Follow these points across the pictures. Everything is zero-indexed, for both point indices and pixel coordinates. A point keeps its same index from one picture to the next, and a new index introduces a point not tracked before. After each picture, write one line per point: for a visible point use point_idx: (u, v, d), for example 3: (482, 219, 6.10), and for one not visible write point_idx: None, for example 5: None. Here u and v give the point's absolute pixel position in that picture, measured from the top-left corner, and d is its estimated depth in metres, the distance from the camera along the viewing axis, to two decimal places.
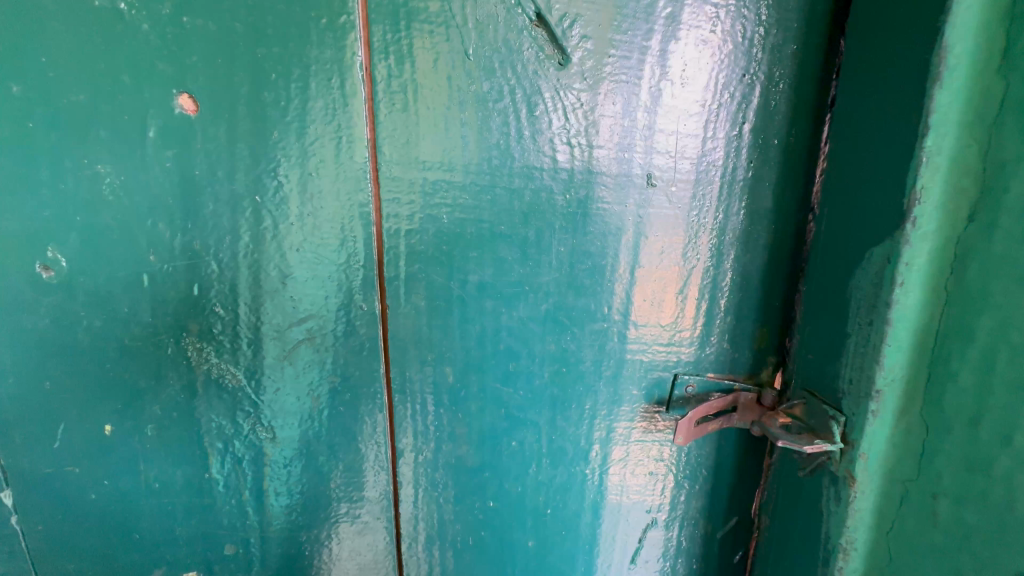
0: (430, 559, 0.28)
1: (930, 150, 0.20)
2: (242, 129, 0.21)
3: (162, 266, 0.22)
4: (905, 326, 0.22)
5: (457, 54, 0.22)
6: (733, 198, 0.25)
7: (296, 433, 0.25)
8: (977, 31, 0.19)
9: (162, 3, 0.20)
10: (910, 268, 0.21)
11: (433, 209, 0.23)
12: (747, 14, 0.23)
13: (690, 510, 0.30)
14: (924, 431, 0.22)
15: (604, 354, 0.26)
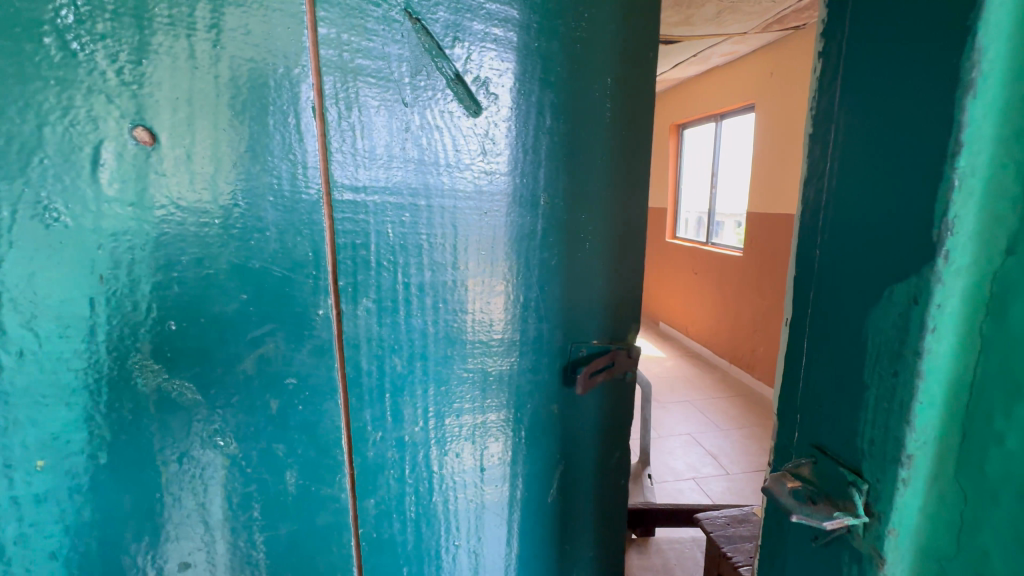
0: (377, 530, 0.43)
1: (962, 171, 0.19)
2: (202, 156, 0.33)
3: (112, 321, 0.32)
4: (938, 379, 0.21)
5: (399, 100, 0.37)
6: (576, 209, 0.47)
7: (241, 428, 0.37)
8: (1013, 32, 0.17)
9: (123, 51, 0.30)
10: (942, 310, 0.20)
11: (384, 226, 0.39)
12: (584, 88, 0.45)
13: (574, 444, 0.52)
14: (959, 500, 0.22)
15: (501, 322, 0.45)
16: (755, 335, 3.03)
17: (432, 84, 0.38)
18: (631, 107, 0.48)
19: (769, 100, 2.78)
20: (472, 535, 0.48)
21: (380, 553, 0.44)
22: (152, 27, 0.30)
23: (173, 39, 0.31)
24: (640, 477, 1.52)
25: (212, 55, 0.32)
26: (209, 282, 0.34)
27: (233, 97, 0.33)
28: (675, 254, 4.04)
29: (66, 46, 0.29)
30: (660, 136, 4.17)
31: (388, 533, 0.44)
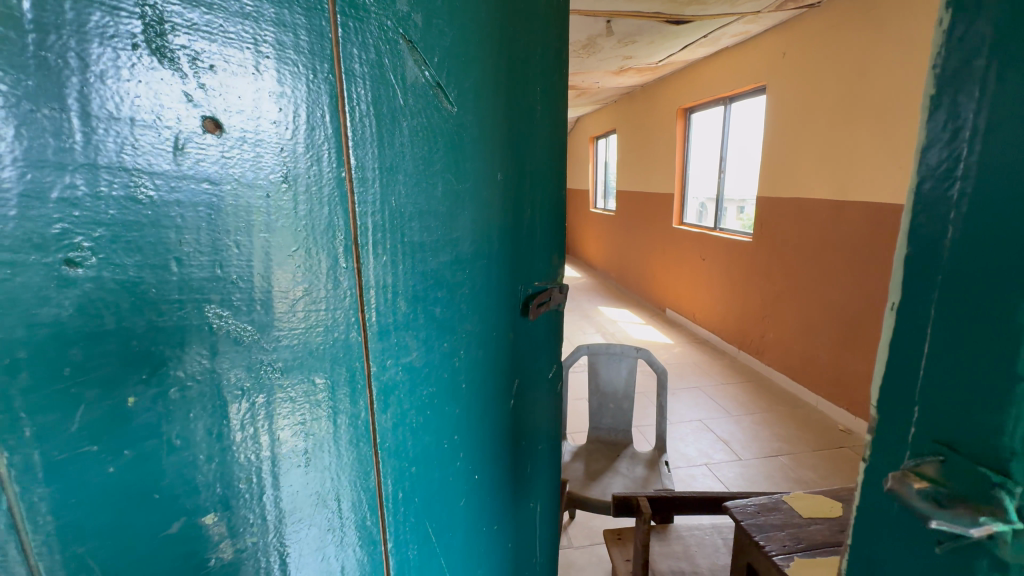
0: (393, 443, 0.53)
1: None
2: (259, 146, 0.38)
3: (190, 267, 0.36)
4: None
5: (394, 100, 0.47)
6: (510, 184, 0.65)
7: (291, 364, 0.43)
8: None
9: (198, 60, 0.34)
10: None
11: (389, 196, 0.48)
12: (516, 100, 0.65)
13: (524, 359, 0.75)
14: None
15: (463, 270, 0.59)
16: (763, 321, 3.02)
17: (416, 87, 0.49)
18: (538, 119, 0.71)
19: (780, 82, 2.74)
20: (455, 442, 0.61)
21: (395, 468, 0.53)
22: (223, 36, 0.35)
23: (237, 48, 0.36)
24: (657, 464, 1.52)
25: (264, 60, 0.37)
26: (264, 237, 0.40)
27: (284, 98, 0.39)
28: (682, 241, 4.02)
29: (154, 53, 0.32)
30: (666, 121, 4.13)
31: (400, 448, 0.54)
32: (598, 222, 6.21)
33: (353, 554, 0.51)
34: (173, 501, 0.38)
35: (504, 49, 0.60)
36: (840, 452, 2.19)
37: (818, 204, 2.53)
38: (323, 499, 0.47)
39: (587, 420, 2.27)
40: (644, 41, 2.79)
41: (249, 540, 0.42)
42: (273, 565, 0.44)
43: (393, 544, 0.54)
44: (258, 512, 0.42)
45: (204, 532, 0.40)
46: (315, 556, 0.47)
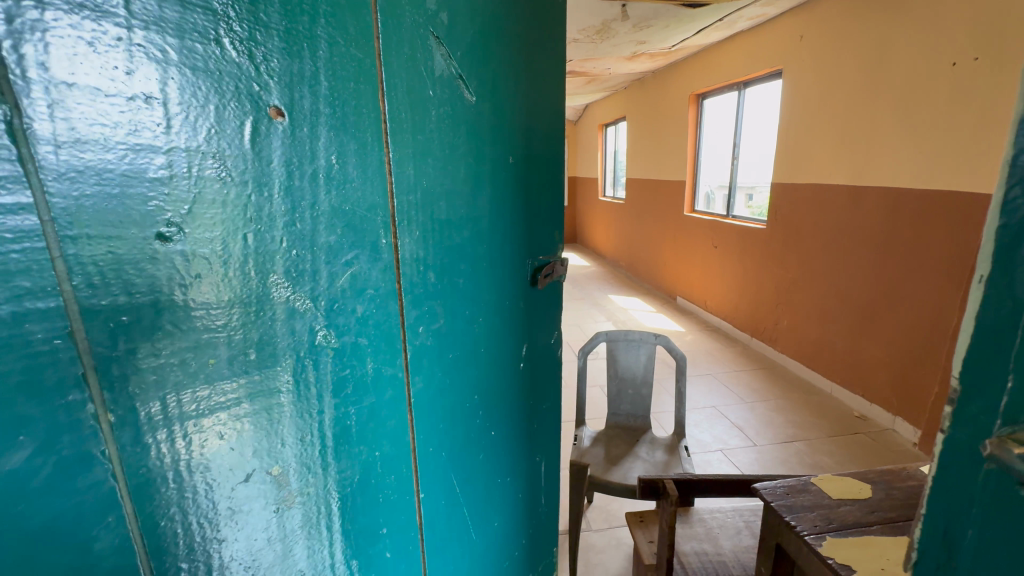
0: (428, 405, 0.57)
1: None
2: (318, 130, 0.41)
3: (258, 240, 0.39)
4: None
5: (427, 89, 0.51)
6: (526, 166, 0.69)
7: (342, 331, 0.47)
8: None
9: (264, 55, 0.37)
10: None
11: (422, 176, 0.51)
12: (531, 86, 0.68)
13: (537, 331, 0.78)
14: None
15: (484, 247, 0.63)
16: (777, 308, 3.01)
17: (444, 78, 0.53)
18: (553, 103, 0.74)
19: (796, 66, 2.70)
20: (479, 407, 0.66)
21: (428, 430, 0.58)
22: (288, 32, 0.38)
23: (298, 43, 0.39)
24: (676, 448, 1.54)
25: (320, 53, 0.40)
26: (321, 214, 0.43)
27: (339, 88, 0.42)
28: (694, 228, 3.99)
29: (232, 49, 0.35)
30: (678, 108, 4.08)
31: (431, 409, 0.58)
32: (607, 210, 6.17)
33: (391, 506, 0.55)
34: (244, 457, 0.41)
35: (516, 37, 0.63)
36: (856, 438, 2.20)
37: (834, 190, 2.51)
38: (367, 456, 0.51)
39: (606, 408, 2.29)
40: (659, 25, 2.75)
41: (308, 494, 0.46)
42: (326, 517, 0.48)
43: (422, 493, 0.58)
44: (315, 468, 0.47)
45: (272, 486, 0.44)
46: (360, 508, 0.51)
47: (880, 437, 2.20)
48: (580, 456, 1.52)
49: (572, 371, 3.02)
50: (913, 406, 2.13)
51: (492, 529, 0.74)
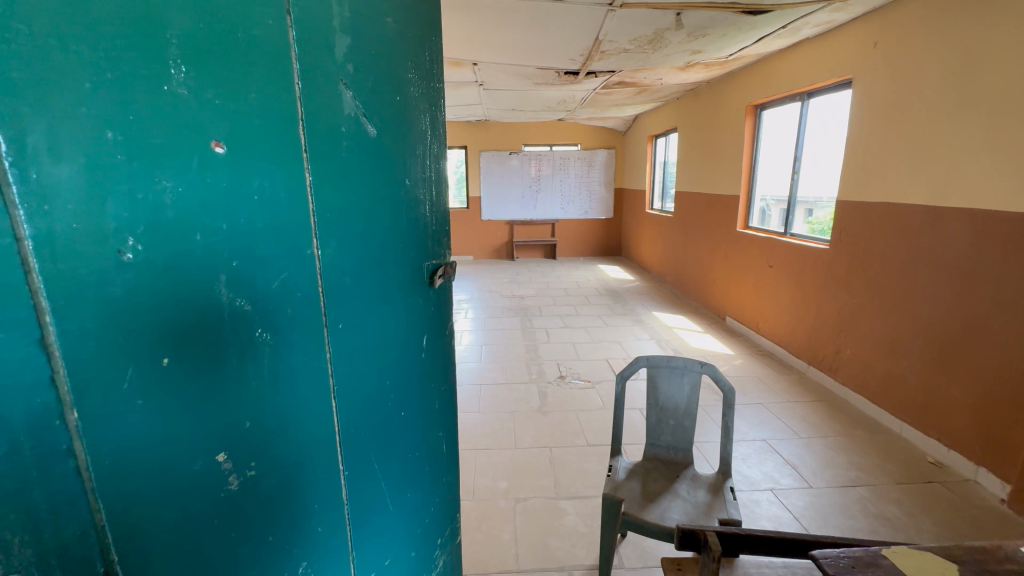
0: (349, 385, 0.73)
1: None
2: (249, 159, 0.56)
3: (206, 260, 0.54)
4: None
5: (337, 121, 0.67)
6: (420, 187, 0.92)
7: (277, 331, 0.62)
8: None
9: (206, 92, 0.52)
10: None
11: (336, 197, 0.68)
12: (421, 128, 0.91)
13: (432, 325, 1.01)
14: None
15: (389, 255, 0.81)
16: (840, 334, 2.77)
17: (351, 112, 0.69)
18: (436, 139, 0.99)
19: (873, 74, 2.47)
20: (392, 390, 0.85)
21: (349, 403, 0.74)
22: (223, 80, 0.53)
23: (233, 88, 0.54)
24: (722, 490, 1.42)
25: (252, 98, 0.55)
26: (256, 231, 0.58)
27: (270, 123, 0.57)
28: (748, 246, 3.78)
29: (176, 90, 0.49)
30: (733, 119, 3.90)
31: (354, 394, 0.75)
32: (655, 223, 5.96)
33: (322, 477, 0.70)
34: (193, 450, 0.56)
35: (399, 84, 0.81)
36: (930, 487, 1.96)
37: (913, 211, 2.28)
38: (302, 435, 0.67)
39: (645, 433, 2.19)
40: (716, 34, 2.64)
41: (250, 470, 0.61)
42: (264, 487, 0.63)
43: (347, 473, 0.74)
44: (251, 450, 0.61)
45: (218, 467, 0.58)
46: (293, 478, 0.66)
47: (959, 488, 1.95)
48: (613, 490, 1.42)
49: (612, 392, 2.89)
50: (999, 455, 1.88)
51: (407, 500, 0.93)
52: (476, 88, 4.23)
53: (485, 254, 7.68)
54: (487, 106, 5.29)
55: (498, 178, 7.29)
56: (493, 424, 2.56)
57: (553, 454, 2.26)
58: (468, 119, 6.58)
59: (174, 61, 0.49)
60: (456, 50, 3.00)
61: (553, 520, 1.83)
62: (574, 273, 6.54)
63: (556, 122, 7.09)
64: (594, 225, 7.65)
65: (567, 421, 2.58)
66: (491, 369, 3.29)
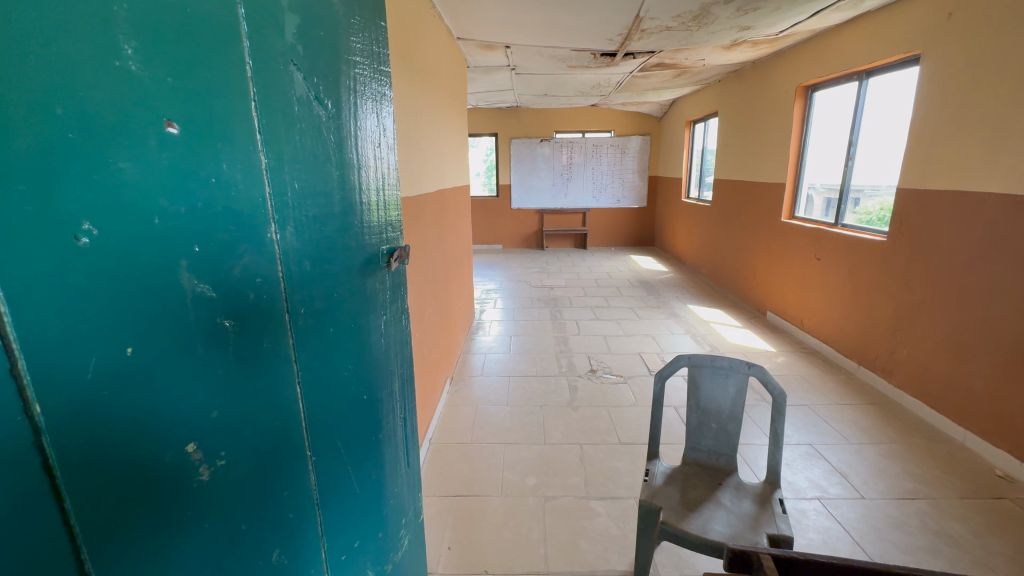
0: (313, 375, 0.65)
1: None
2: (209, 147, 0.48)
3: (168, 254, 0.45)
4: None
5: (291, 99, 0.58)
6: (380, 165, 0.84)
7: (241, 313, 0.53)
8: None
9: (161, 74, 0.43)
10: None
11: (293, 181, 0.59)
12: (378, 101, 0.83)
13: (396, 309, 0.93)
14: None
15: (350, 237, 0.73)
16: (895, 334, 2.58)
17: (305, 94, 0.61)
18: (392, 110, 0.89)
19: (946, 49, 2.24)
20: (357, 376, 0.77)
21: (314, 395, 0.65)
22: (179, 62, 0.44)
23: (190, 71, 0.45)
24: (769, 501, 1.31)
25: (212, 81, 0.48)
26: (219, 221, 0.50)
27: (227, 105, 0.49)
28: (794, 238, 3.55)
29: (128, 68, 0.41)
30: (781, 101, 3.66)
31: (317, 386, 0.66)
32: (691, 212, 5.75)
33: (291, 470, 0.62)
34: (166, 445, 0.46)
35: (348, 56, 0.71)
36: (999, 503, 1.80)
37: (989, 201, 2.05)
38: (270, 426, 0.58)
39: (683, 434, 2.08)
40: (768, 8, 2.46)
41: (221, 459, 0.51)
42: (237, 479, 0.53)
43: (315, 458, 0.66)
44: (221, 444, 0.51)
45: (188, 458, 0.48)
46: (263, 467, 0.57)
47: None
48: (649, 496, 1.35)
49: (645, 389, 2.79)
50: None
51: (374, 482, 0.84)
52: (508, 73, 4.13)
53: (514, 243, 7.61)
54: (519, 92, 5.18)
55: (529, 166, 7.17)
56: (521, 417, 2.51)
57: (583, 452, 2.19)
58: (500, 105, 6.50)
59: (124, 33, 0.40)
60: (489, 32, 2.91)
61: (584, 521, 1.76)
62: (605, 263, 6.39)
63: (589, 108, 6.91)
64: (626, 215, 7.45)
65: (598, 417, 2.50)
66: (520, 361, 3.23)
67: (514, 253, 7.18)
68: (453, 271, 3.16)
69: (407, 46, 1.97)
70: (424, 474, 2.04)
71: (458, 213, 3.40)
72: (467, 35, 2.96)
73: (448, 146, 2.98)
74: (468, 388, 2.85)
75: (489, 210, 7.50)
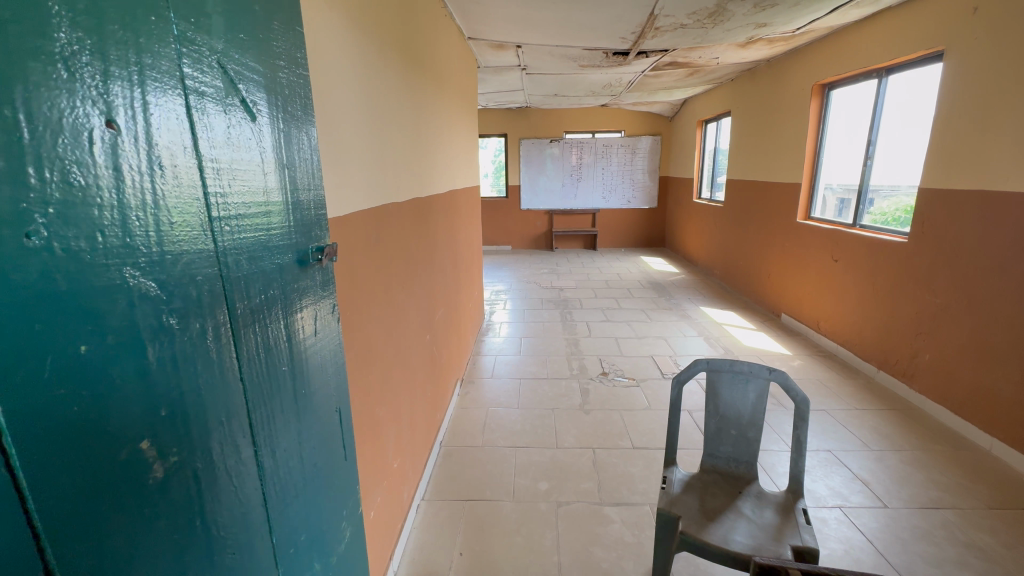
0: (252, 375, 0.63)
1: None
2: (143, 142, 0.45)
3: (113, 248, 0.42)
4: None
5: (215, 94, 0.56)
6: (307, 164, 0.81)
7: (185, 313, 0.50)
8: None
9: (92, 72, 0.41)
10: None
11: (220, 177, 0.57)
12: (304, 97, 0.80)
13: (331, 309, 0.90)
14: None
15: (277, 235, 0.71)
16: (918, 338, 2.51)
17: (230, 89, 0.58)
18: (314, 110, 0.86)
19: (971, 44, 2.18)
20: (292, 377, 0.74)
21: (255, 395, 0.63)
22: (111, 60, 0.42)
23: (121, 68, 0.43)
24: (793, 511, 1.27)
25: (140, 78, 0.45)
26: (159, 215, 0.47)
27: (155, 100, 0.47)
28: (810, 239, 3.48)
29: (63, 67, 0.38)
30: (797, 99, 3.59)
31: (257, 384, 0.64)
32: (704, 213, 5.69)
33: (240, 463, 0.60)
34: (123, 449, 0.43)
35: (273, 59, 0.69)
36: None
37: (1019, 202, 1.98)
38: (219, 423, 0.56)
39: (700, 440, 2.04)
40: (786, 4, 2.41)
41: (172, 454, 0.48)
42: (192, 474, 0.51)
43: (260, 454, 0.64)
44: (172, 445, 0.49)
45: (141, 455, 0.45)
46: (216, 460, 0.55)
47: None
48: (668, 504, 1.31)
49: (658, 392, 2.74)
50: None
51: (311, 487, 0.80)
52: (519, 73, 4.11)
53: (524, 244, 7.58)
54: (529, 92, 5.16)
55: (538, 166, 7.14)
56: (532, 420, 2.47)
57: (596, 456, 2.15)
58: (510, 106, 6.47)
59: (60, 22, 0.38)
60: (500, 31, 2.89)
61: (598, 527, 1.73)
62: (615, 265, 6.34)
63: (600, 108, 6.86)
64: (637, 215, 7.40)
65: (610, 420, 2.46)
66: (530, 363, 3.20)
67: (523, 254, 7.15)
68: (464, 272, 3.13)
69: (417, 45, 1.95)
70: (435, 478, 2.02)
71: (469, 213, 3.38)
72: (478, 35, 2.94)
73: (458, 146, 2.95)
74: (478, 391, 2.82)
75: (499, 211, 7.48)
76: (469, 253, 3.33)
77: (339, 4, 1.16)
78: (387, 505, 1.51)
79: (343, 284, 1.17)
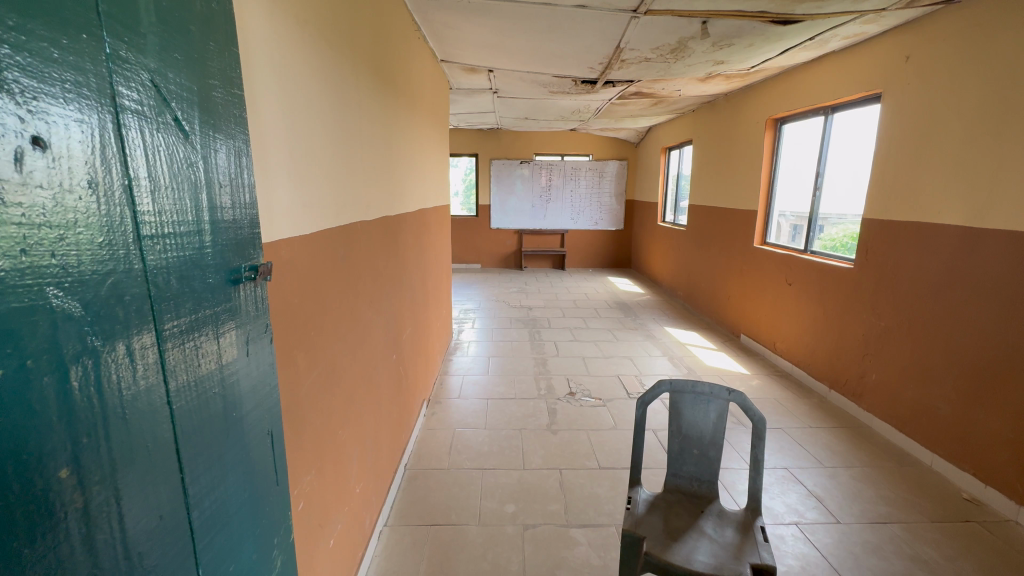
0: (182, 398, 0.60)
1: None
2: (67, 159, 0.44)
3: (34, 266, 0.41)
4: None
5: (147, 109, 0.54)
6: (244, 182, 0.79)
7: (107, 333, 0.48)
8: None
9: (20, 86, 0.39)
10: None
11: (149, 195, 0.55)
12: (242, 114, 0.78)
13: (266, 328, 0.87)
14: None
15: (209, 254, 0.69)
16: (865, 359, 2.65)
17: (163, 106, 0.57)
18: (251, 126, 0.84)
19: (905, 89, 2.38)
20: (222, 401, 0.71)
21: (185, 420, 0.61)
22: (39, 75, 0.41)
23: (48, 86, 0.42)
24: (752, 528, 1.31)
25: (68, 95, 0.44)
26: (81, 233, 0.46)
27: (80, 118, 0.45)
28: (767, 262, 3.64)
29: None
30: (753, 132, 3.80)
31: (187, 408, 0.61)
32: (668, 237, 5.88)
33: (167, 491, 0.57)
34: (42, 476, 0.41)
35: (208, 78, 0.68)
36: (968, 527, 1.84)
37: (950, 232, 2.15)
38: (145, 451, 0.53)
39: (664, 460, 2.07)
40: (742, 44, 2.58)
41: (92, 482, 0.46)
42: (114, 504, 0.48)
43: (188, 482, 0.61)
44: (91, 473, 0.46)
45: (58, 485, 0.42)
46: (141, 488, 0.52)
47: (998, 529, 1.82)
48: (633, 525, 1.32)
49: (624, 412, 2.78)
50: None
51: (241, 515, 0.76)
52: (490, 96, 4.18)
53: (494, 263, 7.61)
54: (501, 115, 5.25)
55: (509, 187, 7.24)
56: (499, 441, 2.45)
57: (563, 477, 2.15)
58: (481, 127, 6.56)
59: None
60: (473, 56, 2.95)
61: (564, 551, 1.71)
62: (583, 285, 6.44)
63: (569, 131, 7.04)
64: (604, 237, 7.57)
65: (577, 441, 2.46)
66: (497, 383, 3.18)
67: (493, 273, 7.17)
68: (433, 290, 3.11)
69: (389, 65, 1.97)
70: (399, 503, 1.96)
71: (438, 232, 3.37)
72: (450, 57, 2.99)
73: (429, 164, 2.96)
74: (445, 412, 2.77)
75: (469, 230, 7.50)
76: (438, 272, 3.31)
77: (310, 23, 1.16)
78: (347, 532, 1.45)
79: (308, 303, 1.15)
